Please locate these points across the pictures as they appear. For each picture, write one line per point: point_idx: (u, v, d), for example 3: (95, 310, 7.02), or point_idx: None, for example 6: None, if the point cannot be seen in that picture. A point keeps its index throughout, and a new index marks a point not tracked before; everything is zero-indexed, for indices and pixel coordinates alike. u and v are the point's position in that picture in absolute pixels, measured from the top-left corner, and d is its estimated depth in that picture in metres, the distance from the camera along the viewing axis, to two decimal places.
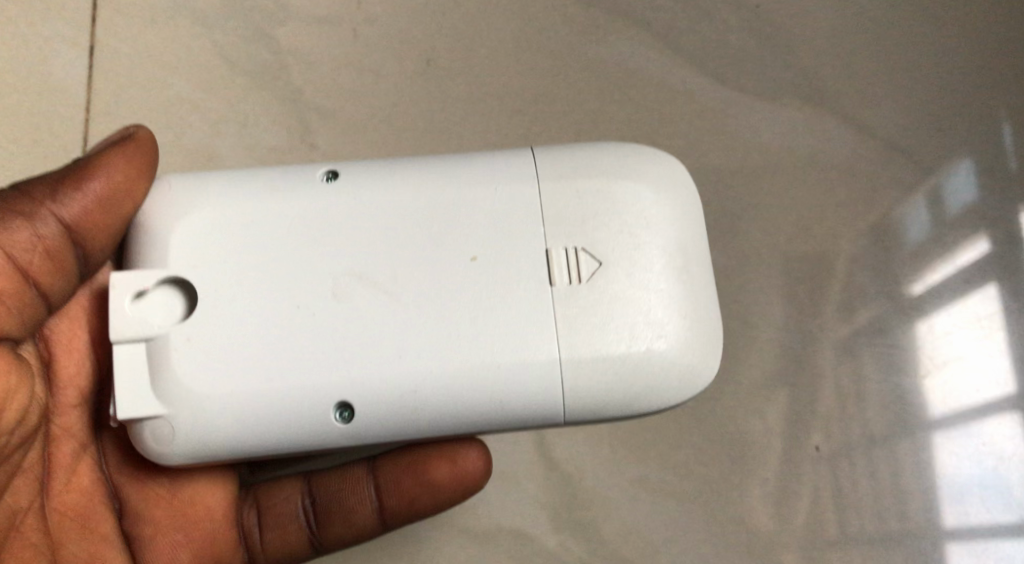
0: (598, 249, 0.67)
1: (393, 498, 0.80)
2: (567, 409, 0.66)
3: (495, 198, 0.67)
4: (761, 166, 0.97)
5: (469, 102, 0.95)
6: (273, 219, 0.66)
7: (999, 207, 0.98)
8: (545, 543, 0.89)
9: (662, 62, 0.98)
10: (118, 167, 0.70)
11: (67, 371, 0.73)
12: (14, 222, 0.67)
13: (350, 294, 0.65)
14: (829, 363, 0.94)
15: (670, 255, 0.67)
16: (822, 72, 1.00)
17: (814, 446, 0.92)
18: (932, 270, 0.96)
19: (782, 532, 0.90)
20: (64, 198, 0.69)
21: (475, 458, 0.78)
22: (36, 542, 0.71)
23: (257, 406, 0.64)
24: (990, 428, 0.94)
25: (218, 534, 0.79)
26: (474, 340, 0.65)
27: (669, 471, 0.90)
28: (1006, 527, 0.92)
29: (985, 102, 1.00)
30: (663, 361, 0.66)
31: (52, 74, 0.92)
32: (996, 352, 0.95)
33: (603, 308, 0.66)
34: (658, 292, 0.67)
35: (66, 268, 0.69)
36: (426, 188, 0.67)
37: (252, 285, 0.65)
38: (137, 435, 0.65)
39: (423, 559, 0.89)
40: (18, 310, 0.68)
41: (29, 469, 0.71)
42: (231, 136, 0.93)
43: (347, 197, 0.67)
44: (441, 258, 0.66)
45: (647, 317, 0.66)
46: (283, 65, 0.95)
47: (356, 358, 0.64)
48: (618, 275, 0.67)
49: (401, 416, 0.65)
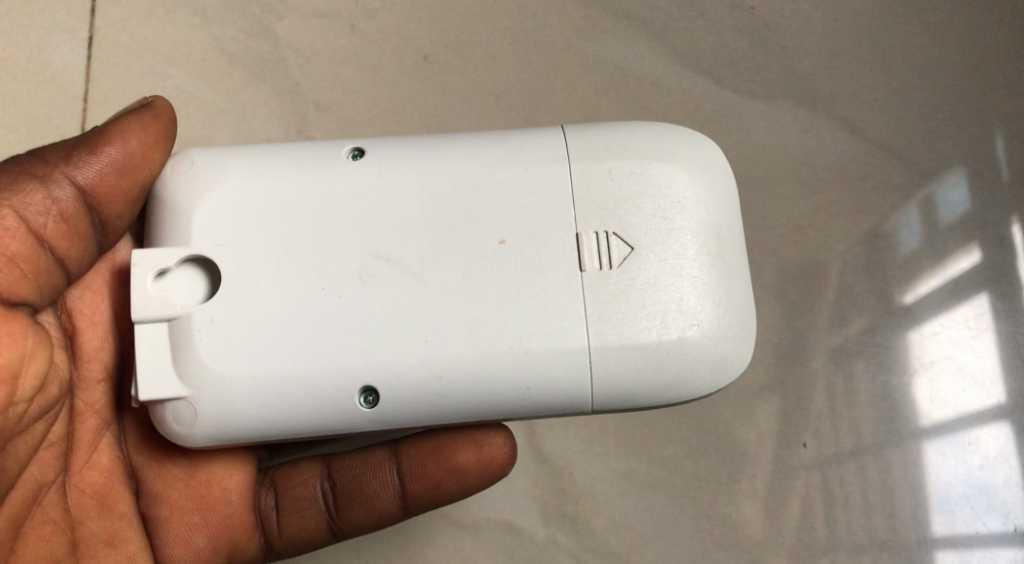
0: (630, 233, 0.68)
1: (417, 482, 0.78)
2: (595, 396, 0.66)
3: (525, 178, 0.68)
4: (755, 166, 0.98)
5: (466, 97, 0.96)
6: (306, 197, 0.67)
7: (989, 212, 0.99)
8: (535, 535, 0.90)
9: (658, 62, 0.99)
10: (134, 135, 0.71)
11: (90, 345, 0.74)
12: (29, 184, 0.68)
13: (381, 276, 0.66)
14: (821, 361, 0.95)
15: (704, 241, 0.68)
16: (816, 74, 1.00)
17: (805, 444, 0.93)
18: (920, 276, 0.97)
19: (770, 528, 0.91)
20: (79, 163, 0.70)
21: (502, 444, 0.77)
22: (56, 517, 0.72)
23: (285, 387, 0.65)
24: (976, 433, 0.95)
25: (236, 517, 0.78)
26: (500, 323, 0.66)
27: (661, 465, 0.91)
28: (994, 529, 0.93)
29: (979, 107, 1.00)
30: (695, 350, 0.66)
31: (51, 64, 0.93)
32: (988, 353, 0.96)
33: (634, 294, 0.67)
34: (691, 279, 0.67)
35: (81, 233, 0.70)
36: (447, 171, 0.68)
37: (284, 265, 0.66)
38: (159, 416, 0.66)
39: (414, 551, 0.90)
40: (34, 275, 0.69)
41: (53, 443, 0.72)
42: (228, 128, 0.93)
43: (379, 177, 0.68)
44: (460, 241, 0.67)
45: (680, 305, 0.67)
46: (281, 59, 0.95)
47: (386, 340, 0.65)
48: (650, 260, 0.67)
49: (417, 403, 0.66)
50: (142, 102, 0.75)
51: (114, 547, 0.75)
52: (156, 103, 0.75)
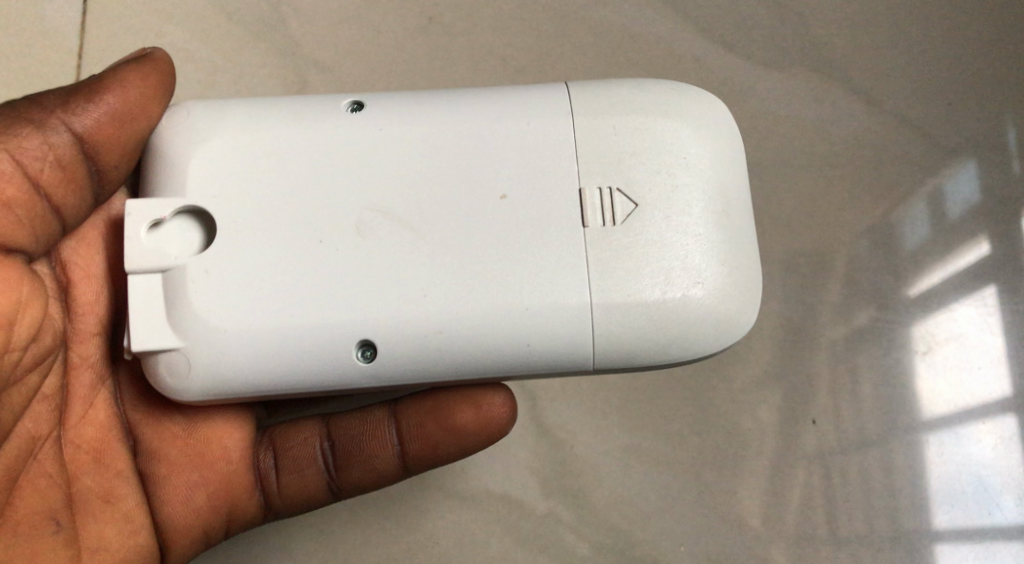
0: (634, 189, 0.65)
1: (417, 442, 0.76)
2: (597, 354, 0.64)
3: (530, 133, 0.66)
4: (765, 138, 0.96)
5: (470, 60, 0.94)
6: (303, 147, 0.65)
7: (1004, 187, 0.97)
8: (534, 508, 0.88)
9: (670, 26, 0.97)
10: (133, 87, 0.69)
11: (85, 298, 0.72)
12: (24, 129, 0.66)
13: (378, 228, 0.64)
14: (829, 337, 0.93)
15: (710, 198, 0.66)
16: (831, 42, 0.98)
17: (813, 420, 0.91)
18: (927, 270, 0.95)
19: (773, 504, 0.89)
20: (76, 109, 0.68)
21: (502, 404, 0.75)
22: (52, 471, 0.71)
23: (280, 339, 0.63)
24: (984, 418, 0.93)
25: (235, 476, 0.77)
26: (502, 278, 0.64)
27: (664, 439, 0.89)
28: (1003, 511, 0.91)
29: (997, 78, 0.98)
30: (699, 308, 0.64)
31: (43, 17, 0.90)
32: (996, 330, 0.94)
33: (637, 251, 0.64)
34: (697, 236, 0.65)
35: (77, 181, 0.69)
36: (447, 126, 0.66)
37: (279, 215, 0.64)
38: (153, 369, 0.64)
39: (410, 522, 0.87)
40: (29, 222, 0.67)
41: (48, 396, 0.71)
42: (226, 87, 0.91)
43: (373, 129, 0.66)
44: (462, 195, 0.65)
45: (684, 262, 0.64)
46: (281, 17, 0.93)
47: (383, 294, 0.63)
48: (654, 217, 0.65)
49: (416, 359, 0.64)
50: (139, 53, 0.72)
51: (111, 505, 0.73)
52: (154, 54, 0.73)
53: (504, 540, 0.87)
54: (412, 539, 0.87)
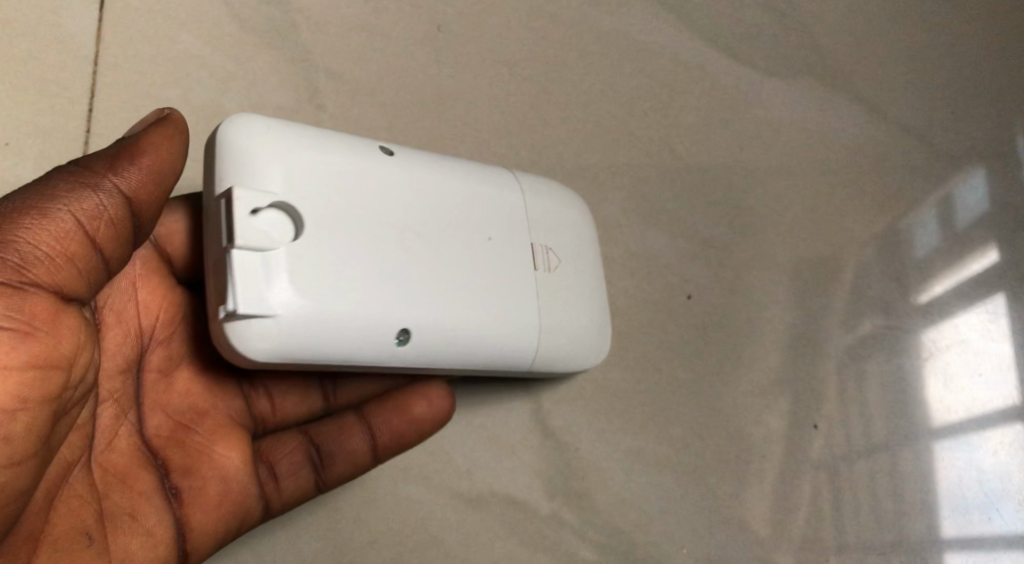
0: (552, 248, 0.79)
1: (386, 433, 0.82)
2: (534, 365, 0.76)
3: (493, 199, 0.76)
4: (771, 145, 0.98)
5: (481, 67, 0.95)
6: (354, 165, 0.69)
7: (1005, 195, 0.99)
8: (537, 510, 0.86)
9: (674, 36, 0.99)
10: (167, 145, 0.67)
11: (115, 339, 0.72)
12: (75, 191, 0.62)
13: (412, 244, 0.70)
14: (834, 344, 0.93)
15: (594, 260, 0.83)
16: (834, 52, 1.01)
17: (814, 425, 0.92)
18: (933, 278, 0.96)
19: (778, 508, 0.90)
20: (125, 168, 0.64)
21: (443, 394, 0.83)
22: (84, 491, 0.68)
23: (352, 322, 0.65)
24: (989, 424, 0.94)
25: (247, 491, 0.77)
26: (478, 306, 0.72)
27: (666, 443, 0.89)
28: (1005, 516, 0.92)
29: (991, 89, 1.03)
30: (595, 337, 0.81)
31: (60, 26, 0.88)
32: (1000, 336, 0.96)
33: (557, 292, 0.78)
34: (591, 286, 0.81)
35: (127, 234, 0.65)
36: (451, 179, 0.74)
37: (343, 221, 0.67)
38: (246, 331, 0.62)
39: (412, 526, 0.83)
40: (87, 274, 0.63)
41: (83, 425, 0.68)
42: (240, 94, 0.90)
43: (408, 167, 0.72)
44: (456, 238, 0.72)
45: (583, 302, 0.80)
46: (294, 24, 0.93)
47: (422, 302, 0.68)
48: (568, 269, 0.80)
49: (436, 355, 0.70)
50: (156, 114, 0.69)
51: (137, 520, 0.70)
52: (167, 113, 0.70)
53: (508, 543, 0.85)
54: (415, 541, 0.83)
